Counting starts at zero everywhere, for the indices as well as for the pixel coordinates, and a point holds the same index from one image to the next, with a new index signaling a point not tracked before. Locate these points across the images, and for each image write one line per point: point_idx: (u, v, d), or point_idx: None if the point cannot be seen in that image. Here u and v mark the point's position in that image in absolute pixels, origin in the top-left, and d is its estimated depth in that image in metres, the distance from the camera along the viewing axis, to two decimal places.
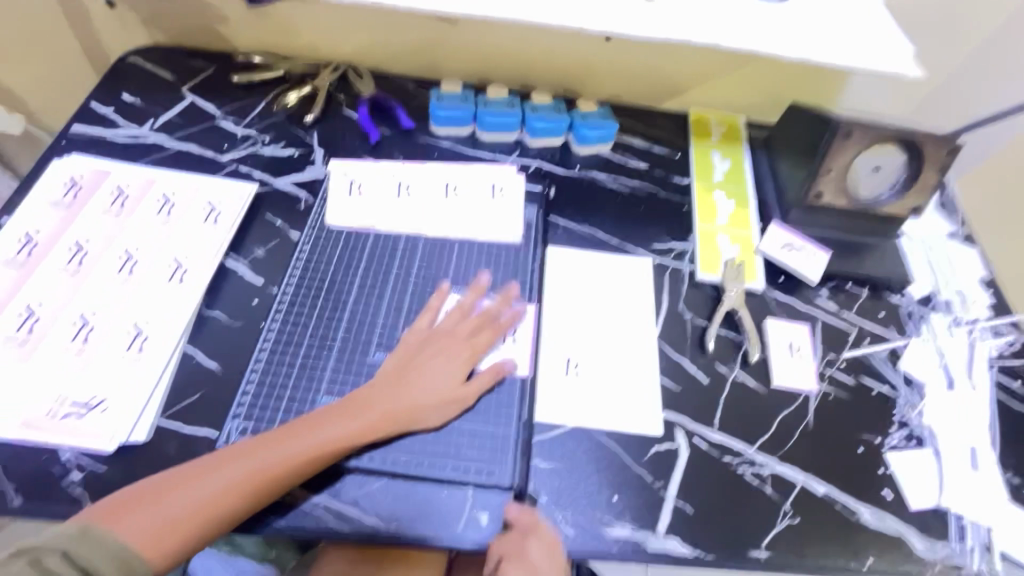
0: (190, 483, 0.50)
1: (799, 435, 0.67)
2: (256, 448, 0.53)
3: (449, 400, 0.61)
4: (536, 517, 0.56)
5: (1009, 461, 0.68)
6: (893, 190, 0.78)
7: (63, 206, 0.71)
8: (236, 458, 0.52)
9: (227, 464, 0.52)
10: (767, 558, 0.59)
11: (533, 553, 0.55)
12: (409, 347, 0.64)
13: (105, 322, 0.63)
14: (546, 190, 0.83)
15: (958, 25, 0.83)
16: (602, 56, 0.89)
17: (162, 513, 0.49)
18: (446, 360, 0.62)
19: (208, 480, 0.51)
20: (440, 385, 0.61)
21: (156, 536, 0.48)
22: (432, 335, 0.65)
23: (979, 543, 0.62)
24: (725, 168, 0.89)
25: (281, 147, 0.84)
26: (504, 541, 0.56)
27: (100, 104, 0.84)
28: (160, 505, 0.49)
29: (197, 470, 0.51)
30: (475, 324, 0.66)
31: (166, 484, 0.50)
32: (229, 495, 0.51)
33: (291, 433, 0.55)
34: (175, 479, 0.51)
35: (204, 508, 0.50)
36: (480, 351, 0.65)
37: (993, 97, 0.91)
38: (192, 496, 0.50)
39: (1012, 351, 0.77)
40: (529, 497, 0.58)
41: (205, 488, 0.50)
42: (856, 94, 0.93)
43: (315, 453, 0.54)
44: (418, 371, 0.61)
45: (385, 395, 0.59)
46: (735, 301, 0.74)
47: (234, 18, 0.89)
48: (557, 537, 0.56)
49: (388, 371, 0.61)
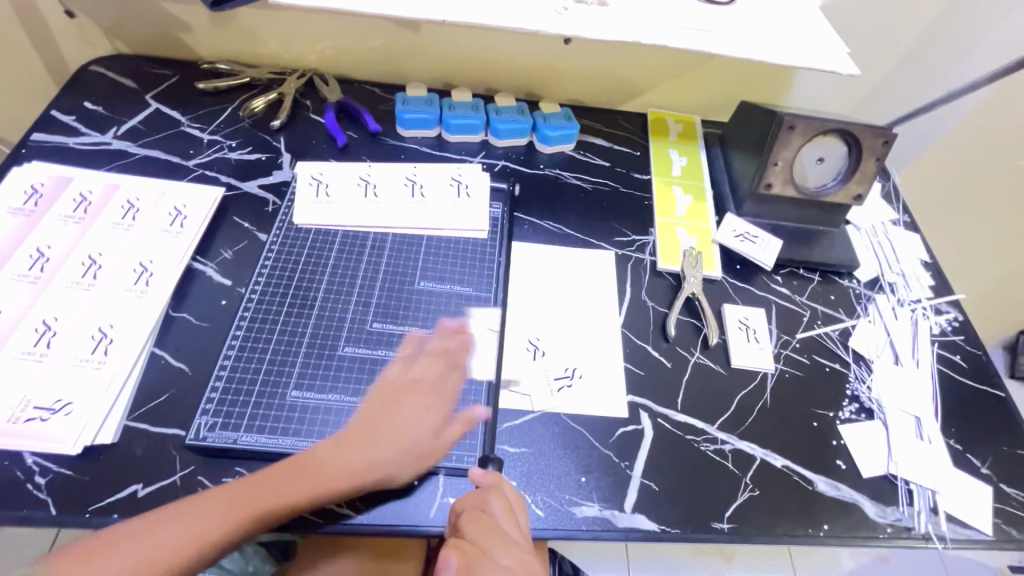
0: (140, 535, 0.48)
1: (758, 412, 0.70)
2: (211, 499, 0.51)
3: (419, 452, 0.58)
4: (500, 476, 0.57)
5: (952, 429, 0.72)
6: (837, 178, 0.82)
7: (23, 214, 0.70)
8: (189, 512, 0.50)
9: (178, 517, 0.50)
10: (730, 529, 0.61)
11: (496, 506, 0.54)
12: (380, 395, 0.61)
13: (68, 327, 0.63)
14: (511, 188, 0.85)
15: (892, 24, 0.89)
16: (562, 60, 0.93)
17: (109, 567, 0.46)
18: (417, 409, 0.61)
19: (159, 535, 0.48)
20: (412, 435, 0.59)
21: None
22: (404, 383, 0.63)
23: (926, 506, 0.65)
24: (682, 164, 0.93)
25: (248, 151, 0.84)
26: (466, 497, 0.55)
27: (61, 112, 0.84)
28: (107, 558, 0.46)
29: (147, 522, 0.49)
30: (443, 365, 0.65)
31: (113, 538, 0.47)
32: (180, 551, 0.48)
33: (250, 487, 0.53)
34: (125, 530, 0.48)
35: (152, 564, 0.47)
36: (451, 398, 0.63)
37: (926, 92, 0.97)
38: (140, 552, 0.47)
39: (952, 327, 0.82)
40: (493, 460, 0.59)
41: (154, 542, 0.48)
42: (803, 91, 0.98)
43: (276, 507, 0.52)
44: (389, 424, 0.59)
45: (349, 445, 0.57)
46: (694, 288, 0.78)
47: (198, 27, 0.89)
48: (518, 500, 0.57)
49: (357, 422, 0.59)
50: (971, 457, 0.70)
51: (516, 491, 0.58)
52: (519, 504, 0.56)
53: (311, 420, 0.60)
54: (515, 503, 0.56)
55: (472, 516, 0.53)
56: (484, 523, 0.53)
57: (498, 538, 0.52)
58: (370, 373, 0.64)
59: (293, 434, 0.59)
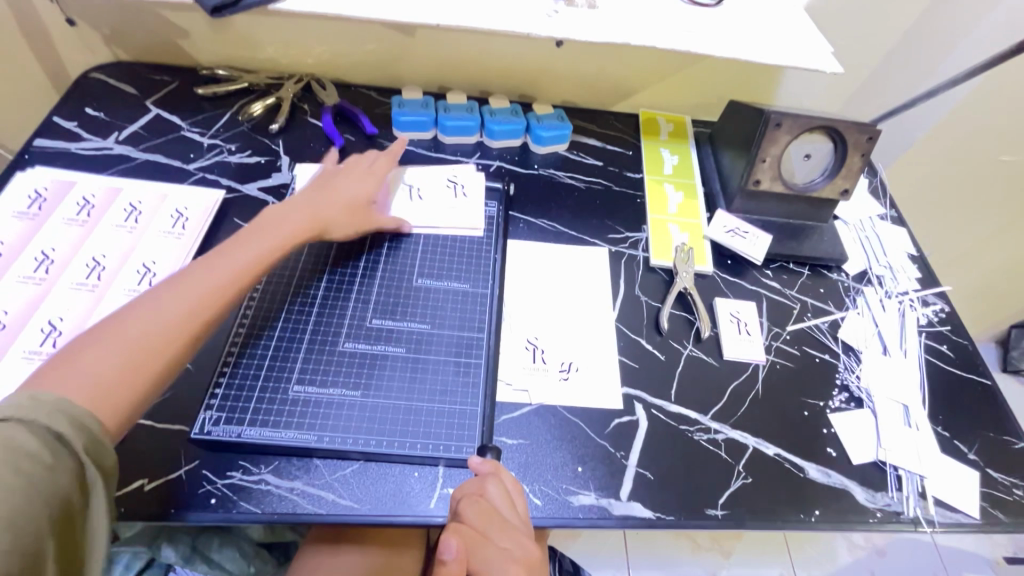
0: (116, 331, 0.51)
1: (750, 402, 0.72)
2: (183, 286, 0.56)
3: (354, 218, 0.73)
4: (498, 464, 0.58)
5: (940, 417, 0.74)
6: (824, 174, 0.84)
7: (27, 217, 0.72)
8: (161, 302, 0.54)
9: (151, 308, 0.53)
10: (723, 515, 0.63)
11: (493, 491, 0.55)
12: (309, 189, 0.72)
13: (73, 326, 0.64)
14: (506, 187, 0.86)
15: (875, 24, 0.92)
16: (555, 62, 0.95)
17: (95, 366, 0.48)
18: (350, 174, 0.76)
19: (142, 317, 0.52)
20: (343, 207, 0.72)
21: (95, 388, 0.48)
22: (324, 180, 0.74)
23: (914, 491, 0.67)
24: (673, 163, 0.95)
25: (248, 155, 0.86)
26: (465, 484, 0.57)
27: (63, 119, 0.85)
28: (90, 361, 0.49)
29: (123, 320, 0.52)
30: (367, 158, 0.79)
31: (88, 347, 0.50)
32: (166, 338, 0.52)
33: (222, 270, 0.59)
34: (102, 334, 0.51)
35: (121, 362, 0.49)
36: (371, 192, 0.76)
37: (911, 90, 1.00)
38: (125, 345, 0.50)
39: (939, 319, 0.84)
40: (491, 448, 0.61)
41: (135, 329, 0.51)
42: (790, 91, 1.01)
43: (240, 265, 0.60)
44: (325, 192, 0.72)
45: (295, 221, 0.67)
46: (686, 283, 0.79)
47: (197, 34, 0.91)
48: (516, 488, 0.58)
49: (292, 203, 0.70)
50: (958, 443, 0.72)
51: (516, 481, 0.59)
52: (517, 491, 0.58)
53: (313, 412, 0.62)
54: (513, 490, 0.57)
55: (470, 502, 0.55)
56: (482, 507, 0.54)
57: (495, 521, 0.54)
58: (372, 367, 0.66)
59: (296, 427, 0.61)
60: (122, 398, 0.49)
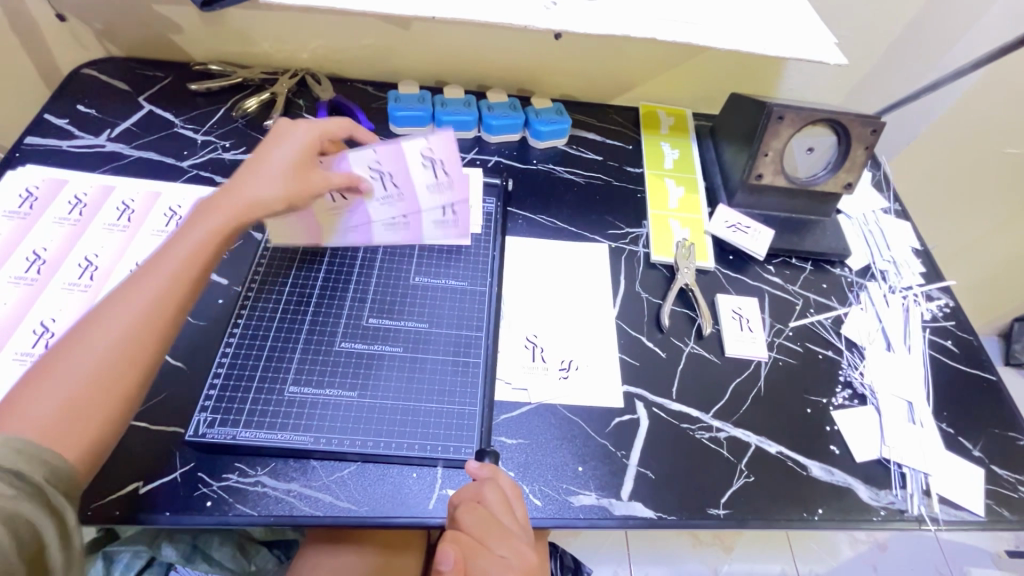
0: (62, 363, 0.46)
1: (752, 400, 0.71)
2: (124, 302, 0.50)
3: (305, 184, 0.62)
4: (496, 468, 0.58)
5: (944, 413, 0.73)
6: (827, 168, 0.83)
7: (18, 217, 0.71)
8: (104, 322, 0.49)
9: (92, 335, 0.48)
10: (725, 515, 0.62)
11: (490, 497, 0.54)
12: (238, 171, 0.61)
13: (66, 327, 0.63)
14: (504, 183, 0.85)
15: (879, 14, 0.90)
16: (553, 55, 0.93)
17: (41, 404, 0.44)
18: (288, 136, 0.63)
19: (85, 342, 0.47)
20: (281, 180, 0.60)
21: (58, 420, 0.44)
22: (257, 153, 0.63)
23: (919, 489, 0.66)
24: (674, 157, 0.94)
25: (242, 152, 0.85)
26: (463, 490, 0.56)
27: (54, 116, 0.84)
28: (36, 398, 0.44)
29: (67, 346, 0.47)
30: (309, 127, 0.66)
31: (31, 381, 0.45)
32: (117, 359, 0.47)
33: (164, 283, 0.52)
34: (44, 369, 0.46)
35: (79, 388, 0.45)
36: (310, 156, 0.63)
37: (916, 82, 0.98)
38: (73, 373, 0.46)
39: (944, 313, 0.83)
40: (490, 452, 0.60)
41: (84, 357, 0.47)
42: (793, 83, 0.99)
43: (180, 267, 0.53)
44: (265, 165, 0.61)
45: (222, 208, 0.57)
46: (688, 279, 0.78)
47: (190, 29, 0.89)
48: (515, 493, 0.57)
49: (228, 186, 0.60)
50: (963, 440, 0.71)
51: (515, 485, 0.58)
52: (516, 495, 0.57)
53: (309, 413, 0.61)
54: (512, 495, 0.56)
55: (468, 508, 0.54)
56: (480, 514, 0.53)
57: (494, 528, 0.53)
58: (369, 367, 0.65)
59: (293, 429, 0.60)
60: (84, 432, 0.45)
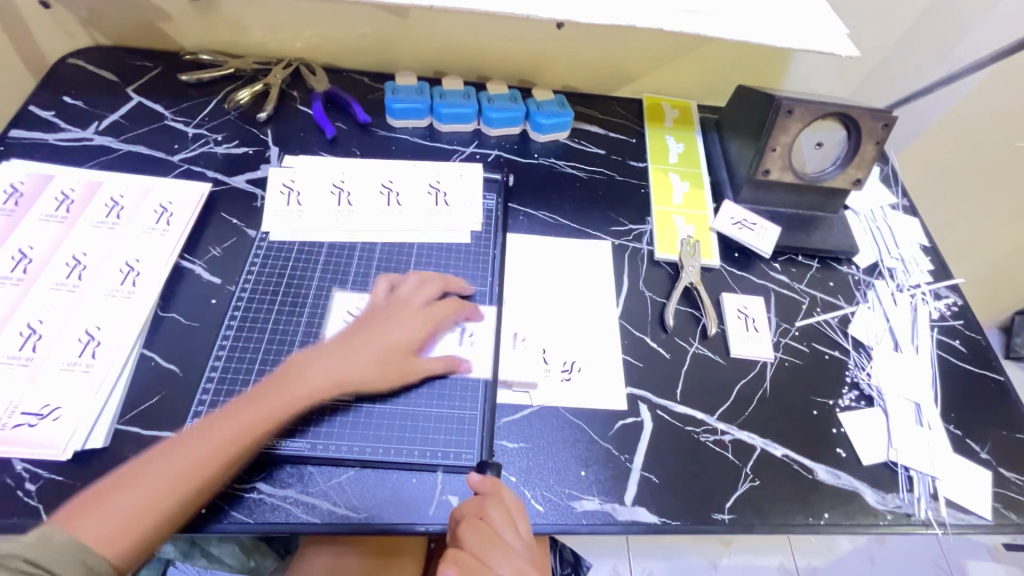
0: (141, 475, 0.50)
1: (757, 402, 0.69)
2: (216, 424, 0.54)
3: (389, 366, 0.61)
4: (498, 481, 0.56)
5: (952, 415, 0.72)
6: (836, 163, 0.81)
7: (3, 213, 0.69)
8: (202, 434, 0.53)
9: (179, 450, 0.52)
10: (730, 520, 0.61)
11: (493, 515, 0.54)
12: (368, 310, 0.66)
13: (54, 329, 0.61)
14: (505, 178, 0.83)
15: (891, 4, 0.87)
16: (555, 45, 0.90)
17: (110, 512, 0.48)
18: (394, 313, 0.65)
19: (173, 456, 0.52)
20: (387, 349, 0.62)
21: (115, 530, 0.47)
22: (383, 304, 0.66)
23: (926, 492, 0.65)
24: (679, 151, 0.92)
25: (235, 145, 0.82)
26: (465, 504, 0.55)
27: (40, 108, 0.81)
28: (115, 498, 0.49)
29: (154, 459, 0.52)
30: (428, 288, 0.68)
31: (111, 487, 0.49)
32: (193, 476, 0.51)
33: (249, 403, 0.56)
34: (125, 477, 0.50)
35: (145, 503, 0.49)
36: (432, 318, 0.65)
37: (927, 73, 0.96)
38: (156, 483, 0.50)
39: (952, 312, 0.82)
40: (491, 465, 0.58)
41: (165, 473, 0.51)
42: (800, 74, 0.96)
43: (273, 409, 0.56)
44: (367, 336, 0.62)
45: (347, 356, 0.60)
46: (692, 277, 0.77)
47: (180, 16, 0.86)
48: (518, 506, 0.56)
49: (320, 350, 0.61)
50: (970, 442, 0.70)
51: (518, 499, 0.57)
52: (520, 510, 0.56)
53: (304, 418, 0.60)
54: (515, 509, 0.55)
55: (471, 526, 0.53)
56: (480, 532, 0.53)
57: (495, 547, 0.52)
58: None
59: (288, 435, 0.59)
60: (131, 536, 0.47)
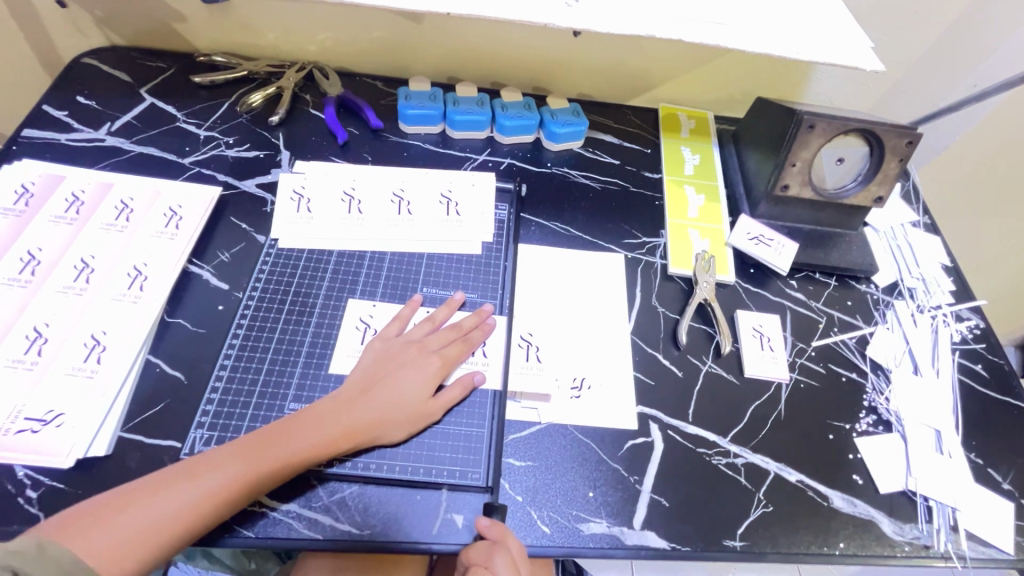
0: (149, 496, 0.49)
1: (772, 424, 0.68)
2: (230, 461, 0.52)
3: (412, 414, 0.59)
4: (505, 529, 0.55)
5: (973, 442, 0.70)
6: (857, 180, 0.79)
7: (13, 214, 0.68)
8: (214, 466, 0.51)
9: (191, 478, 0.51)
10: (741, 547, 0.59)
11: (499, 565, 0.51)
12: (385, 351, 0.63)
13: (60, 334, 0.61)
14: (517, 188, 0.82)
15: (919, 17, 0.85)
16: (571, 52, 0.89)
17: (113, 530, 0.47)
18: (420, 359, 0.62)
19: (182, 485, 0.50)
20: (404, 401, 0.59)
21: (117, 551, 0.46)
22: (401, 346, 0.63)
23: (946, 524, 0.63)
24: (694, 163, 0.90)
25: (246, 148, 0.82)
26: (473, 551, 0.52)
27: (53, 107, 0.81)
28: (121, 518, 0.48)
29: (164, 481, 0.50)
30: (446, 335, 0.65)
31: (120, 499, 0.49)
32: (198, 510, 0.49)
33: (260, 441, 0.54)
34: (134, 495, 0.49)
35: (147, 530, 0.48)
36: (450, 363, 0.63)
37: (952, 88, 0.93)
38: (162, 510, 0.49)
39: (974, 335, 0.79)
40: (499, 508, 0.56)
41: (173, 500, 0.49)
42: (821, 87, 0.94)
43: (291, 453, 0.53)
44: (395, 382, 0.60)
45: (366, 402, 0.58)
46: (707, 293, 0.75)
47: (194, 17, 0.86)
48: (522, 554, 0.54)
49: (342, 395, 0.58)
50: (992, 471, 0.68)
51: (522, 544, 0.55)
52: (524, 559, 0.54)
53: None
54: (521, 559, 0.53)
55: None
56: None
57: None
58: None
59: None
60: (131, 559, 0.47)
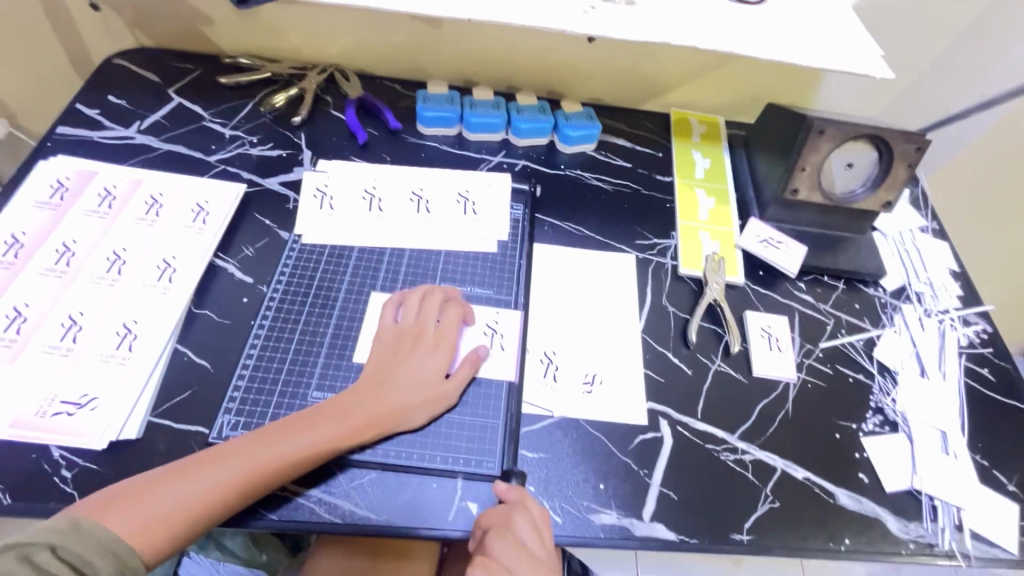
0: (183, 478, 0.52)
1: (779, 422, 0.69)
2: (258, 447, 0.54)
3: (431, 404, 0.61)
4: (524, 492, 0.57)
5: (978, 444, 0.71)
6: (865, 185, 0.80)
7: (49, 208, 0.71)
8: (242, 451, 0.54)
9: (220, 461, 0.53)
10: (749, 541, 0.61)
11: (521, 526, 0.54)
12: (396, 335, 0.64)
13: (93, 322, 0.63)
14: (532, 189, 0.84)
15: (928, 25, 0.86)
16: (586, 57, 0.91)
17: (145, 508, 0.49)
18: (439, 351, 0.64)
19: (212, 467, 0.52)
20: (421, 385, 0.61)
21: (148, 527, 0.49)
22: (412, 329, 0.65)
23: (951, 523, 0.64)
24: (705, 166, 0.92)
25: (269, 148, 0.84)
26: (492, 514, 0.56)
27: (85, 106, 0.84)
28: (153, 497, 0.50)
29: (195, 463, 0.53)
30: (454, 317, 0.67)
31: (153, 480, 0.51)
32: (227, 492, 0.52)
33: (286, 429, 0.56)
34: (166, 476, 0.52)
35: (178, 509, 0.50)
36: (459, 344, 0.65)
37: (961, 96, 0.94)
38: (193, 490, 0.51)
39: (981, 339, 0.80)
40: (516, 474, 0.59)
41: (204, 481, 0.52)
42: (831, 94, 0.96)
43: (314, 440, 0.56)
44: (415, 373, 0.62)
45: (385, 388, 0.60)
46: (717, 294, 0.76)
47: (221, 20, 0.89)
48: (545, 519, 0.56)
49: (364, 385, 0.61)
50: (997, 473, 0.69)
51: (543, 509, 0.58)
52: (547, 522, 0.56)
53: None
54: (543, 522, 0.56)
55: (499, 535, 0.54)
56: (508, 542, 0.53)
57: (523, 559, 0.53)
58: None
59: None
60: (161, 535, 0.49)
